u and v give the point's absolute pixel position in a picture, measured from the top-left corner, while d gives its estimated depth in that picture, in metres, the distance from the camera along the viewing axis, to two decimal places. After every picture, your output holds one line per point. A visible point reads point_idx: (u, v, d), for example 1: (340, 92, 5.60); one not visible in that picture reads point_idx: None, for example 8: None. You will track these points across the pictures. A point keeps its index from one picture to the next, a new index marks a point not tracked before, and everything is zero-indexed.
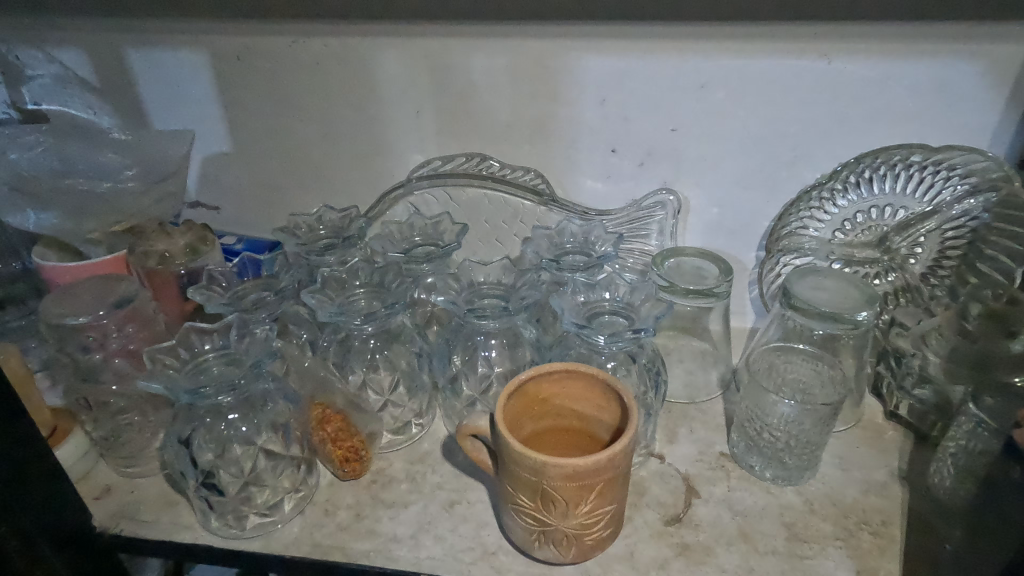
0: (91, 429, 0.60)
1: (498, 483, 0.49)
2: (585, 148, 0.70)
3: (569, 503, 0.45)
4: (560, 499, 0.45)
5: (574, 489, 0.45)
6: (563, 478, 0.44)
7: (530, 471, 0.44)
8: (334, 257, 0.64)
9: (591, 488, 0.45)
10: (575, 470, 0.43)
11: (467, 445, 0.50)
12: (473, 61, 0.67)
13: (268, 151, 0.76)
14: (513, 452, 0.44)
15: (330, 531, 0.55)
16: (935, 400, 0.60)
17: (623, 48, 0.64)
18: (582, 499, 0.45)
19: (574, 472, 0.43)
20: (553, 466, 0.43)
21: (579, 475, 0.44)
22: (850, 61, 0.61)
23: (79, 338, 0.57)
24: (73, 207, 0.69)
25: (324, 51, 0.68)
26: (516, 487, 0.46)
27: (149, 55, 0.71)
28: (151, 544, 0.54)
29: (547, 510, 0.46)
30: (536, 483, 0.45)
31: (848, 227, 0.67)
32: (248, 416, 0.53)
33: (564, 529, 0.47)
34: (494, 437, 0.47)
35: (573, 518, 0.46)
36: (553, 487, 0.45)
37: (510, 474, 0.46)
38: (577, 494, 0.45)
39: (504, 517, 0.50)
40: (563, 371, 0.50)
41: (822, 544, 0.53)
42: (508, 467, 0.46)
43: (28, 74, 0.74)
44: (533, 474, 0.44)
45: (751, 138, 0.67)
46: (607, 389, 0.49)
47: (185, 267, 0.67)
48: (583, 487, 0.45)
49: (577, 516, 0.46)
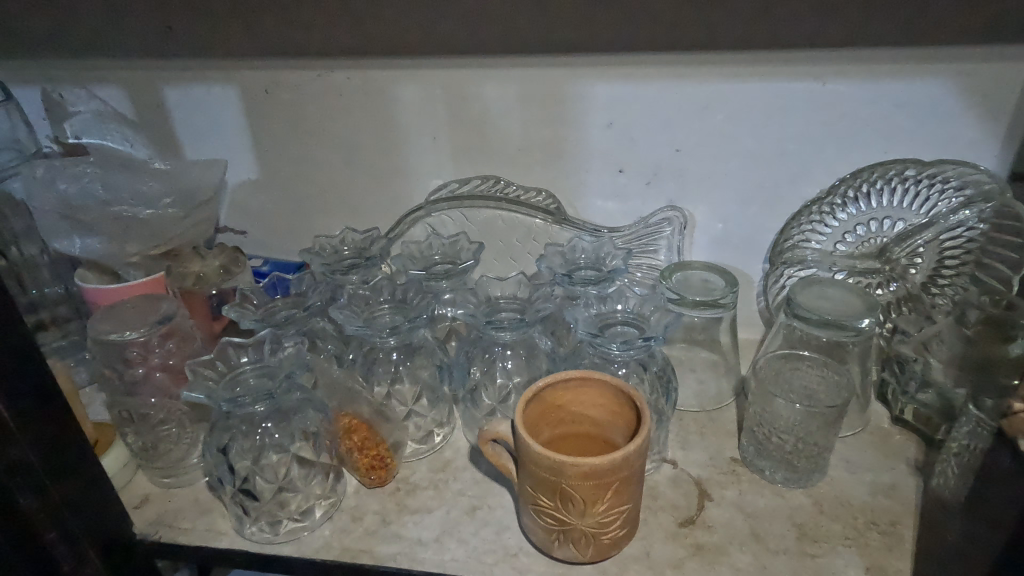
0: (132, 440, 0.63)
1: (519, 485, 0.52)
2: (595, 169, 0.74)
3: (586, 501, 0.48)
4: (578, 498, 0.48)
5: (591, 488, 0.47)
6: (580, 477, 0.46)
7: (548, 470, 0.47)
8: (357, 276, 0.68)
9: (607, 487, 0.47)
10: (593, 469, 0.46)
11: (489, 450, 0.53)
12: (487, 89, 0.71)
13: (295, 178, 0.80)
14: (532, 453, 0.47)
15: (358, 536, 0.57)
16: (938, 403, 0.62)
17: (629, 74, 0.68)
18: (598, 499, 0.48)
19: (590, 470, 0.46)
20: (570, 466, 0.45)
21: (596, 473, 0.46)
22: (843, 82, 0.65)
23: (123, 352, 0.61)
24: (119, 232, 0.73)
25: (347, 84, 0.73)
26: (535, 487, 0.49)
27: (183, 90, 0.76)
28: (189, 550, 0.57)
29: (566, 510, 0.49)
30: (555, 483, 0.47)
31: (850, 239, 0.70)
32: (280, 424, 0.56)
33: (583, 528, 0.49)
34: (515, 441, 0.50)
35: (591, 518, 0.49)
36: (571, 486, 0.47)
37: (530, 475, 0.49)
38: (594, 493, 0.47)
39: (524, 517, 0.53)
40: (578, 378, 0.53)
41: (832, 543, 0.55)
42: (528, 469, 0.49)
43: (71, 111, 0.79)
44: (551, 473, 0.47)
45: (752, 156, 0.70)
46: (620, 395, 0.52)
47: (216, 288, 0.72)
48: (599, 486, 0.47)
49: (595, 514, 0.49)
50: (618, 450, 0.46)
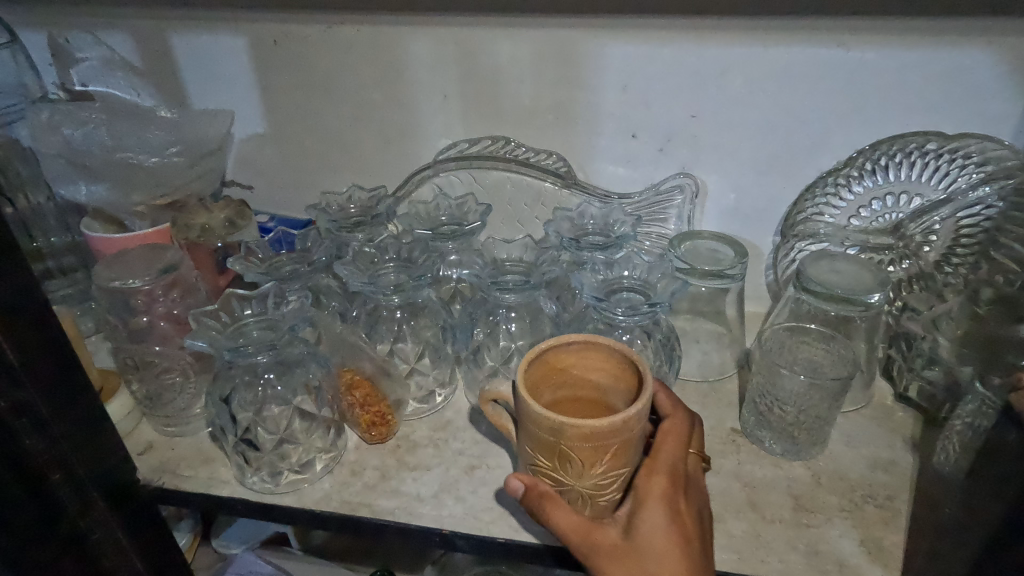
0: (136, 388, 0.64)
1: (519, 445, 0.51)
2: (608, 133, 0.73)
3: (585, 463, 0.48)
4: (577, 459, 0.47)
5: (590, 450, 0.47)
6: (580, 438, 0.46)
7: (549, 431, 0.47)
8: (362, 234, 0.68)
9: (606, 449, 0.47)
10: (593, 431, 0.45)
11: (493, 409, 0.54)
12: (500, 46, 0.69)
13: (302, 133, 0.79)
14: (533, 414, 0.47)
15: (357, 489, 0.58)
16: (944, 379, 0.61)
17: (646, 36, 0.66)
18: (597, 461, 0.47)
19: (590, 432, 0.45)
20: (570, 427, 0.45)
21: (596, 435, 0.46)
22: (868, 50, 0.63)
23: (128, 299, 0.61)
24: (122, 179, 0.73)
25: (357, 37, 0.71)
26: (535, 447, 0.49)
27: (190, 39, 0.75)
28: (190, 496, 0.58)
29: (564, 470, 0.49)
30: (554, 444, 0.47)
31: (864, 214, 0.69)
32: (282, 377, 0.57)
33: (579, 489, 0.49)
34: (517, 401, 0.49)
35: (588, 480, 0.49)
36: (570, 447, 0.47)
37: (530, 435, 0.49)
38: (593, 454, 0.47)
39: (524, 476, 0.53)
40: (582, 343, 0.52)
41: (828, 514, 0.55)
42: (528, 429, 0.48)
43: (77, 57, 0.78)
44: (550, 434, 0.47)
45: (769, 125, 0.68)
46: (623, 360, 0.51)
47: (222, 241, 0.71)
48: (599, 448, 0.47)
49: (593, 476, 0.48)
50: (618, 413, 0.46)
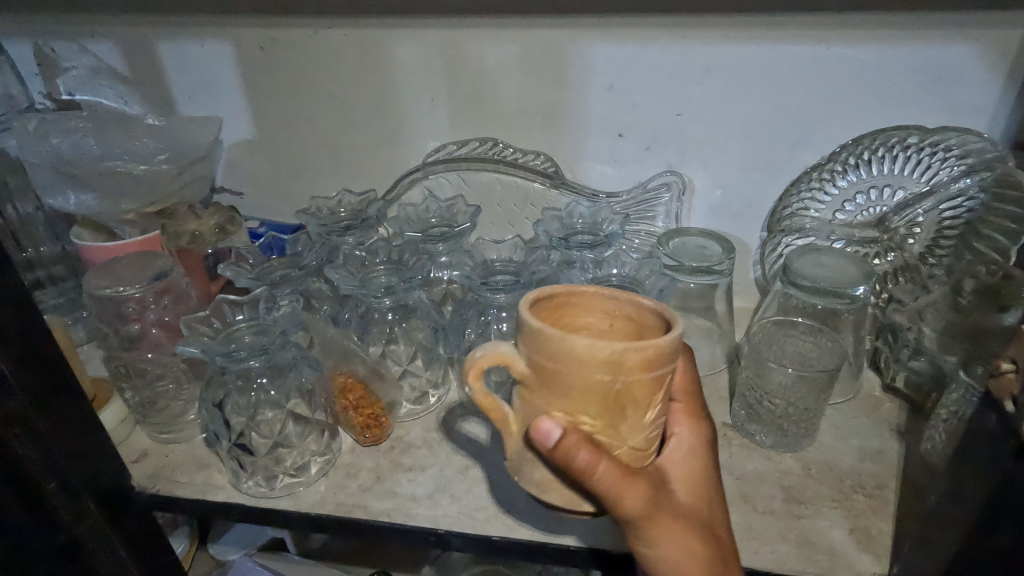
0: (130, 396, 0.65)
1: (541, 413, 0.38)
2: (595, 133, 0.73)
3: (642, 405, 0.38)
4: (635, 399, 0.37)
5: (650, 386, 0.36)
6: (641, 367, 0.35)
7: (602, 368, 0.35)
8: (353, 238, 0.67)
9: (663, 381, 0.37)
10: (656, 353, 0.35)
11: (473, 389, 0.39)
12: (485, 48, 0.70)
13: (290, 138, 0.80)
14: (578, 350, 0.34)
15: (352, 491, 0.58)
16: (929, 370, 0.63)
17: (630, 35, 0.67)
18: (653, 402, 0.38)
19: (655, 355, 0.35)
20: (636, 346, 0.34)
21: (658, 360, 0.35)
22: (848, 46, 0.64)
23: (120, 307, 0.61)
24: (111, 188, 0.73)
25: (344, 42, 0.72)
26: (576, 402, 0.37)
27: (177, 47, 0.75)
28: (185, 502, 0.58)
29: (616, 426, 0.38)
30: (609, 387, 0.36)
31: (849, 207, 0.70)
32: (275, 382, 0.57)
33: (629, 449, 0.40)
34: (538, 348, 0.36)
35: (641, 434, 0.39)
36: (627, 385, 0.36)
37: (567, 388, 0.37)
38: (652, 390, 0.37)
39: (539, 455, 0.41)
40: (564, 294, 0.39)
41: (818, 505, 0.55)
42: (568, 374, 0.36)
43: (63, 66, 0.78)
44: (607, 373, 0.35)
45: (753, 122, 0.69)
46: (614, 305, 0.39)
47: (212, 247, 0.72)
48: (658, 379, 0.36)
49: (647, 426, 0.39)
50: (670, 329, 0.36)
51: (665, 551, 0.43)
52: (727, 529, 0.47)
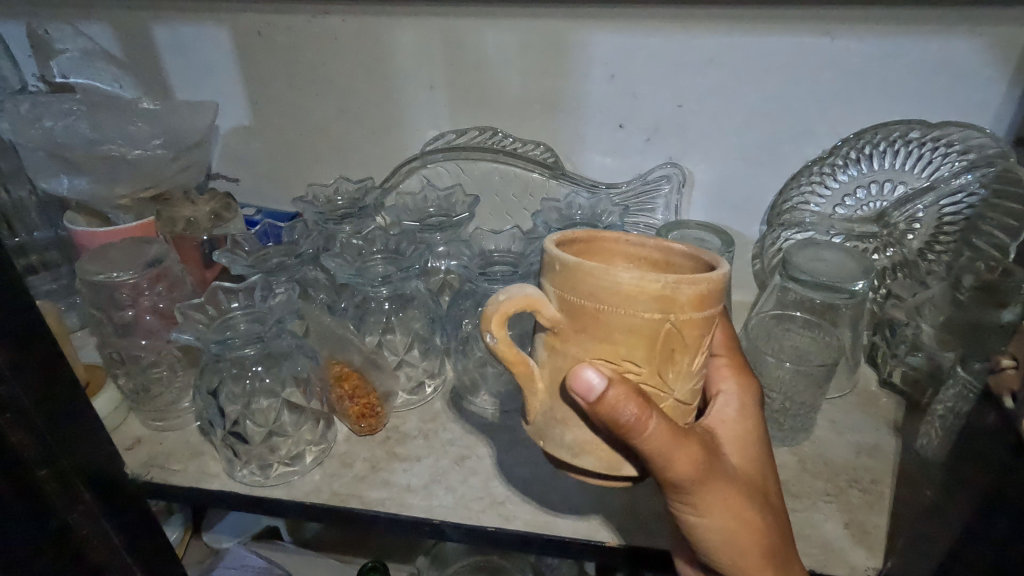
0: (123, 382, 0.65)
1: (577, 362, 0.37)
2: (595, 123, 0.73)
3: (690, 350, 0.36)
4: (682, 343, 0.36)
5: (698, 327, 0.36)
6: (693, 304, 0.34)
7: (652, 306, 0.34)
8: (350, 226, 0.68)
9: (711, 324, 0.36)
10: (709, 289, 0.34)
11: (496, 338, 0.36)
12: (485, 35, 0.69)
13: (288, 125, 0.79)
14: (626, 286, 0.33)
15: (347, 481, 0.57)
16: (926, 366, 0.62)
17: (633, 25, 0.66)
18: (699, 347, 0.37)
19: (708, 292, 0.34)
20: (690, 279, 0.33)
21: (710, 299, 0.34)
22: (852, 38, 0.63)
23: (114, 292, 0.61)
24: (105, 172, 0.72)
25: (343, 27, 0.71)
26: (620, 348, 0.36)
27: (173, 31, 0.74)
28: (178, 489, 0.58)
29: (662, 374, 0.37)
30: (657, 327, 0.35)
31: (849, 202, 0.70)
32: (270, 370, 0.58)
33: (674, 402, 0.39)
34: (578, 289, 0.35)
35: (686, 384, 0.38)
36: (677, 326, 0.35)
37: (608, 329, 0.35)
38: (700, 333, 0.36)
39: (574, 413, 0.39)
40: (585, 240, 0.38)
41: (813, 499, 0.55)
42: (612, 315, 0.34)
43: (57, 48, 0.77)
44: (656, 311, 0.34)
45: (754, 114, 0.69)
46: (637, 252, 0.38)
47: (207, 234, 0.71)
48: (706, 321, 0.36)
49: (692, 375, 0.38)
50: (715, 267, 0.35)
51: (712, 515, 0.42)
52: (773, 492, 0.46)
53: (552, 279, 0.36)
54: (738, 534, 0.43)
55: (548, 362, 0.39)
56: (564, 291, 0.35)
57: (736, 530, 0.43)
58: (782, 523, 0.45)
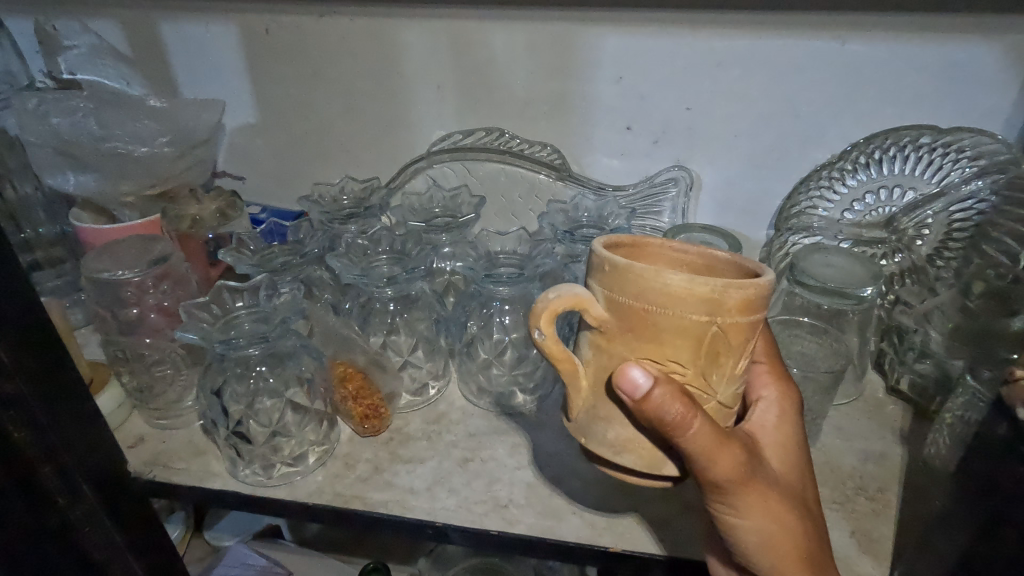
0: (126, 380, 0.64)
1: (623, 361, 0.37)
2: (602, 125, 0.72)
3: (735, 354, 0.36)
4: (728, 347, 0.36)
5: (742, 331, 0.35)
6: (740, 308, 0.34)
7: (699, 308, 0.34)
8: (354, 226, 0.66)
9: (757, 328, 0.36)
10: (757, 293, 0.34)
11: (544, 335, 0.36)
12: (494, 36, 0.68)
13: (295, 124, 0.79)
14: (675, 287, 0.33)
15: (350, 482, 0.57)
16: (934, 373, 0.62)
17: (643, 27, 0.65)
18: (743, 351, 0.37)
19: (756, 296, 0.34)
20: (739, 283, 0.33)
21: (757, 303, 0.34)
22: (864, 42, 0.62)
23: (119, 290, 0.62)
24: (112, 170, 0.72)
25: (352, 27, 0.70)
26: (665, 349, 0.36)
27: (181, 29, 0.74)
28: (180, 488, 0.57)
29: (706, 376, 0.37)
30: (703, 329, 0.34)
31: (857, 207, 0.69)
32: (275, 369, 0.57)
33: (716, 404, 0.38)
34: (626, 289, 0.35)
35: (730, 387, 0.38)
36: (723, 329, 0.35)
37: (655, 330, 0.35)
38: (746, 337, 0.36)
39: (616, 411, 0.39)
40: (631, 244, 0.38)
41: (819, 506, 0.55)
42: (659, 316, 0.34)
43: (65, 44, 0.77)
44: (703, 313, 0.34)
45: (764, 118, 0.68)
46: (682, 256, 0.38)
47: (213, 233, 0.71)
48: (752, 324, 0.35)
49: (736, 379, 0.38)
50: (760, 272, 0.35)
51: (751, 519, 0.42)
52: (810, 499, 0.46)
53: (601, 279, 0.36)
54: (777, 539, 0.42)
55: (594, 361, 0.39)
56: (612, 291, 0.35)
57: (775, 536, 0.42)
58: (819, 530, 0.44)
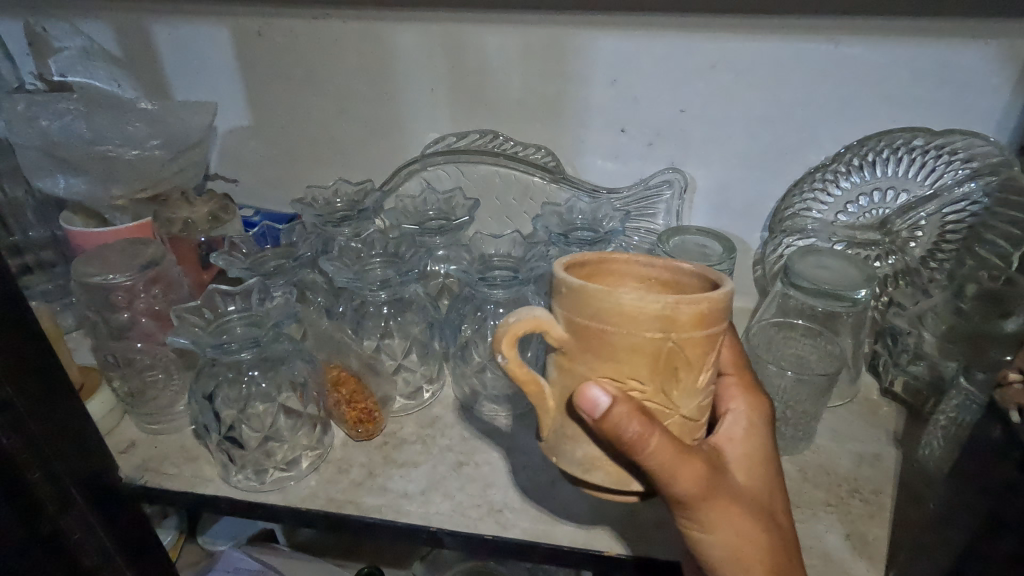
0: (118, 385, 0.64)
1: (584, 380, 0.37)
2: (597, 128, 0.72)
3: (694, 368, 0.36)
4: (686, 362, 0.35)
5: (701, 345, 0.35)
6: (694, 323, 0.34)
7: (652, 326, 0.33)
8: (348, 229, 0.66)
9: (715, 341, 0.36)
10: (711, 308, 0.33)
11: (506, 359, 0.36)
12: (487, 39, 0.68)
13: (287, 126, 0.78)
14: (625, 306, 0.33)
15: (344, 487, 0.57)
16: (927, 375, 0.62)
17: (637, 30, 0.65)
18: (705, 364, 0.36)
19: (709, 311, 0.34)
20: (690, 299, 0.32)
21: (711, 318, 0.34)
22: (857, 44, 0.62)
23: (108, 294, 0.60)
24: (101, 172, 0.72)
25: (345, 29, 0.70)
26: (623, 367, 0.35)
27: (173, 30, 0.73)
28: (172, 494, 0.57)
29: (667, 392, 0.36)
30: (659, 345, 0.34)
31: (851, 209, 0.69)
32: (267, 374, 0.57)
33: (679, 419, 0.38)
34: (581, 311, 0.34)
35: (693, 401, 0.38)
36: (679, 344, 0.34)
37: (611, 348, 0.35)
38: (704, 351, 0.35)
39: (581, 429, 0.39)
40: (594, 262, 0.38)
41: (814, 509, 0.55)
42: (614, 335, 0.34)
43: (56, 46, 0.76)
44: (658, 330, 0.34)
45: (757, 120, 0.68)
46: (647, 272, 0.38)
47: (206, 236, 0.70)
48: (709, 338, 0.35)
49: (698, 393, 0.37)
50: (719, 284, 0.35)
51: (719, 533, 0.41)
52: (781, 511, 0.45)
53: (559, 300, 0.36)
54: (746, 553, 0.42)
55: (558, 382, 0.39)
56: (569, 311, 0.35)
57: (744, 550, 0.42)
58: (790, 541, 0.44)
